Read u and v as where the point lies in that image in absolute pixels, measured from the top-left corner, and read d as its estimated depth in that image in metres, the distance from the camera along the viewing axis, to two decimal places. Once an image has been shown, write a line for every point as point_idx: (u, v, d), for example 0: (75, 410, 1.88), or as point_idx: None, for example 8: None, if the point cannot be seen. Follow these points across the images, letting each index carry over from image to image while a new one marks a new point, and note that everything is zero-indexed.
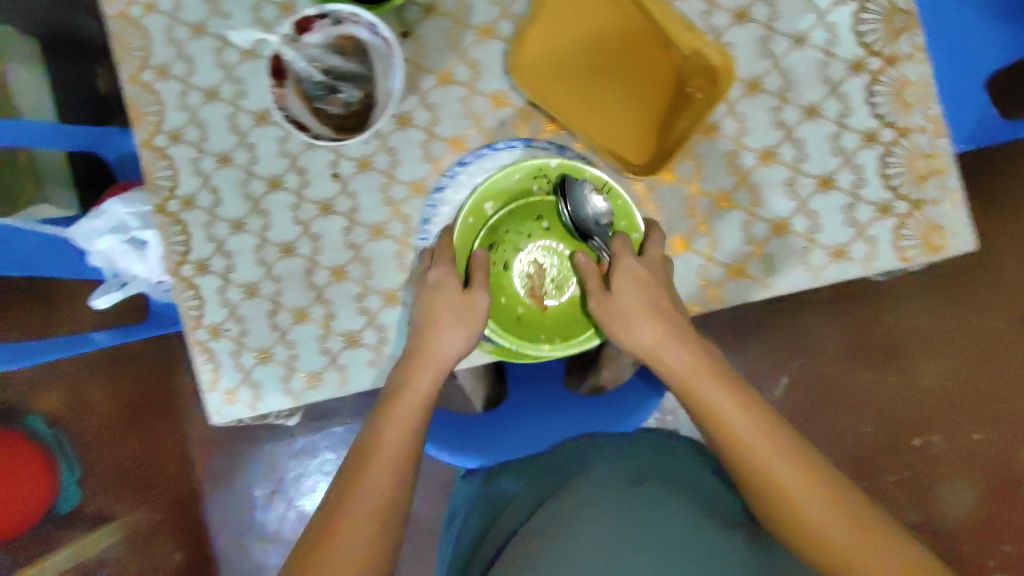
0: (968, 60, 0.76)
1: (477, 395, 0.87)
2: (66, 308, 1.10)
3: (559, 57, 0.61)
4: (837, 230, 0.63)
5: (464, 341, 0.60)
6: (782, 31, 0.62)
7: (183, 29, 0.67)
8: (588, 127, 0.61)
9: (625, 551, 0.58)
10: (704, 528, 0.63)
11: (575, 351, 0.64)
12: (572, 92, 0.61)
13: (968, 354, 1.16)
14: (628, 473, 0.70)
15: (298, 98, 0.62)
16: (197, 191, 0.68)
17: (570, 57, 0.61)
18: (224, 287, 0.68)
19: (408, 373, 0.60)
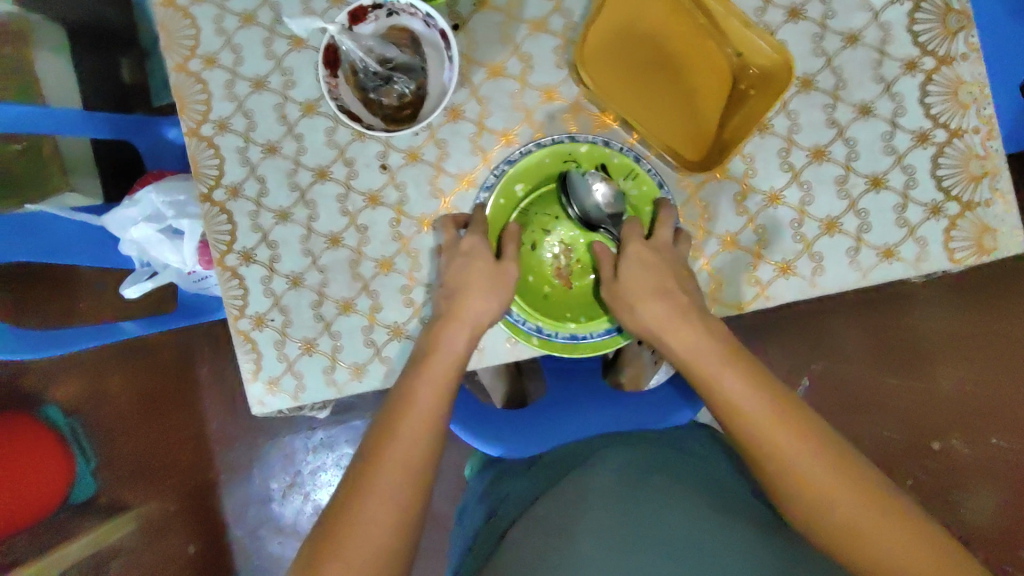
0: (1012, 63, 0.77)
1: (497, 392, 0.89)
2: (85, 299, 1.18)
3: (617, 49, 0.61)
4: (888, 229, 0.63)
5: (498, 304, 0.60)
6: (835, 29, 0.62)
7: (231, 18, 0.67)
8: (644, 121, 0.61)
9: (639, 547, 0.58)
10: (723, 520, 0.62)
11: (603, 328, 0.63)
12: (629, 85, 0.62)
13: (992, 361, 1.16)
14: (640, 466, 0.70)
15: (350, 89, 0.62)
16: (243, 180, 0.68)
17: (628, 51, 0.61)
18: (269, 277, 0.68)
19: (441, 333, 0.59)
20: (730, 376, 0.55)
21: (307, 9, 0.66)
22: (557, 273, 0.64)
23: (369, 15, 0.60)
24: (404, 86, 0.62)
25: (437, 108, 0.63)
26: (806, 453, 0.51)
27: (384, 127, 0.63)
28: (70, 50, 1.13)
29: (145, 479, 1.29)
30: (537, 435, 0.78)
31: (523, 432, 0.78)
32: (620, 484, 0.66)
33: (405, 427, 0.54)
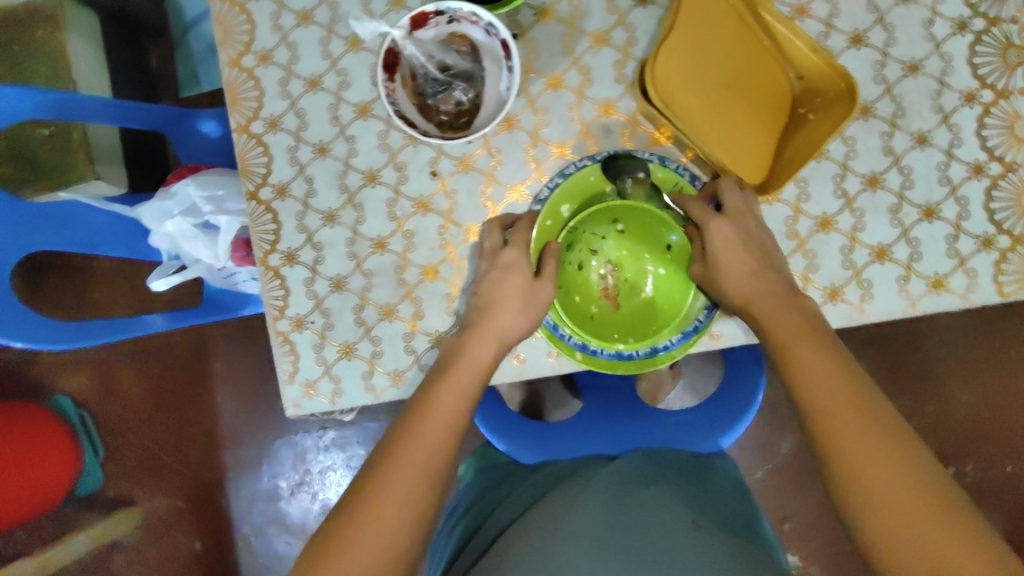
0: None
1: (513, 397, 0.86)
2: (100, 290, 1.15)
3: (688, 61, 0.61)
4: (939, 259, 0.63)
5: (528, 325, 0.60)
6: (896, 58, 0.63)
7: (290, 17, 0.68)
8: (709, 137, 0.61)
9: (619, 549, 0.56)
10: (711, 531, 0.59)
11: (649, 348, 0.61)
12: (696, 98, 0.61)
13: (1005, 388, 1.16)
14: (640, 479, 0.68)
15: (406, 94, 0.62)
16: (292, 179, 0.68)
17: (696, 65, 0.61)
18: (313, 279, 0.68)
19: (482, 352, 0.58)
20: (787, 358, 0.54)
21: (368, 11, 0.67)
22: (603, 293, 0.63)
23: (430, 21, 0.60)
24: (463, 93, 0.62)
25: (495, 117, 0.62)
26: (855, 432, 0.48)
27: (440, 133, 0.62)
28: (103, 37, 1.12)
29: (151, 477, 1.26)
30: (556, 441, 0.79)
31: (545, 437, 0.79)
32: (616, 495, 0.65)
33: (448, 427, 0.54)
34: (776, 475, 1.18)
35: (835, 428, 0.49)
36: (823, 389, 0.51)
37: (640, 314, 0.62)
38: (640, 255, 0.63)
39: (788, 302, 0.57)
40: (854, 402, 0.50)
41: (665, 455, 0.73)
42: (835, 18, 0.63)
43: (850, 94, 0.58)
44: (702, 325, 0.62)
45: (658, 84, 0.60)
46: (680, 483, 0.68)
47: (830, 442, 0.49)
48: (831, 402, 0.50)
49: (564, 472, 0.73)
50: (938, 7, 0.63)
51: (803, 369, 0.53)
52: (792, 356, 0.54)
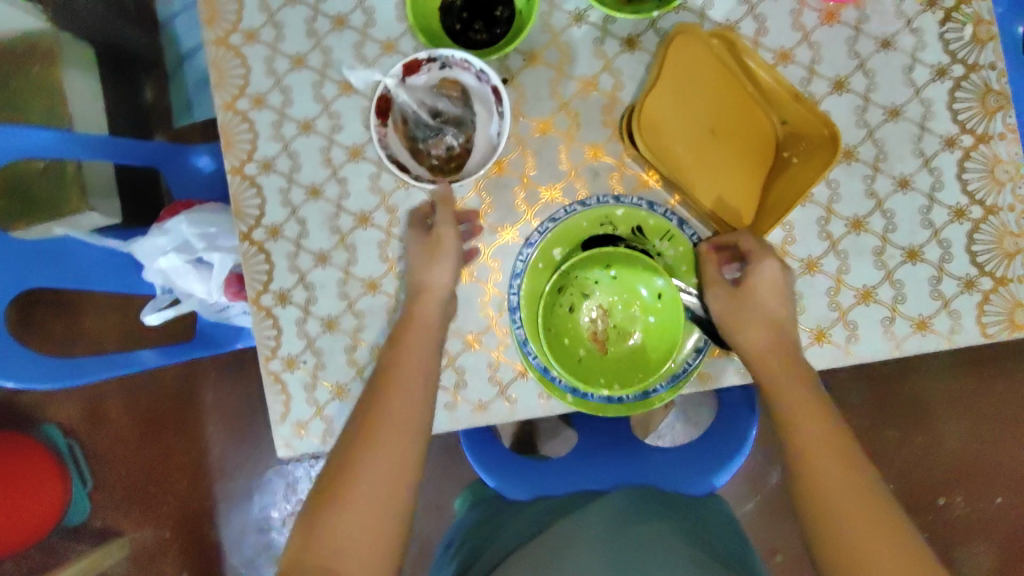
0: None
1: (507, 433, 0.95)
2: (90, 319, 1.15)
3: (673, 110, 0.63)
4: (923, 301, 0.64)
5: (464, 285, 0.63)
6: (878, 103, 0.65)
7: (283, 61, 0.69)
8: (695, 185, 0.63)
9: None
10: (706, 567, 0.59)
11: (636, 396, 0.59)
12: (682, 147, 0.63)
13: (992, 419, 1.16)
14: (635, 514, 0.68)
15: (399, 138, 0.63)
16: (285, 221, 0.69)
17: (682, 114, 0.63)
18: (304, 319, 0.68)
19: None
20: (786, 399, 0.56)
21: (360, 57, 0.68)
22: (592, 337, 0.61)
23: (422, 68, 0.61)
24: (453, 137, 0.63)
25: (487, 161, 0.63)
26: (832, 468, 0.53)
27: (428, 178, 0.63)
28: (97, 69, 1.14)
29: (138, 507, 1.25)
30: (550, 475, 0.78)
31: (539, 474, 0.78)
32: (610, 530, 0.65)
33: None
34: (766, 506, 1.18)
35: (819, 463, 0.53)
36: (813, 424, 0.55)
37: (630, 362, 0.61)
38: (630, 302, 0.61)
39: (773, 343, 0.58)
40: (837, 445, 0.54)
41: (658, 493, 0.73)
42: (817, 64, 0.65)
43: (832, 142, 0.60)
44: (690, 369, 0.62)
45: (646, 136, 0.62)
46: (673, 518, 0.68)
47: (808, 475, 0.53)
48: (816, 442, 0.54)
49: (558, 509, 0.73)
50: (918, 54, 0.65)
51: (789, 405, 0.56)
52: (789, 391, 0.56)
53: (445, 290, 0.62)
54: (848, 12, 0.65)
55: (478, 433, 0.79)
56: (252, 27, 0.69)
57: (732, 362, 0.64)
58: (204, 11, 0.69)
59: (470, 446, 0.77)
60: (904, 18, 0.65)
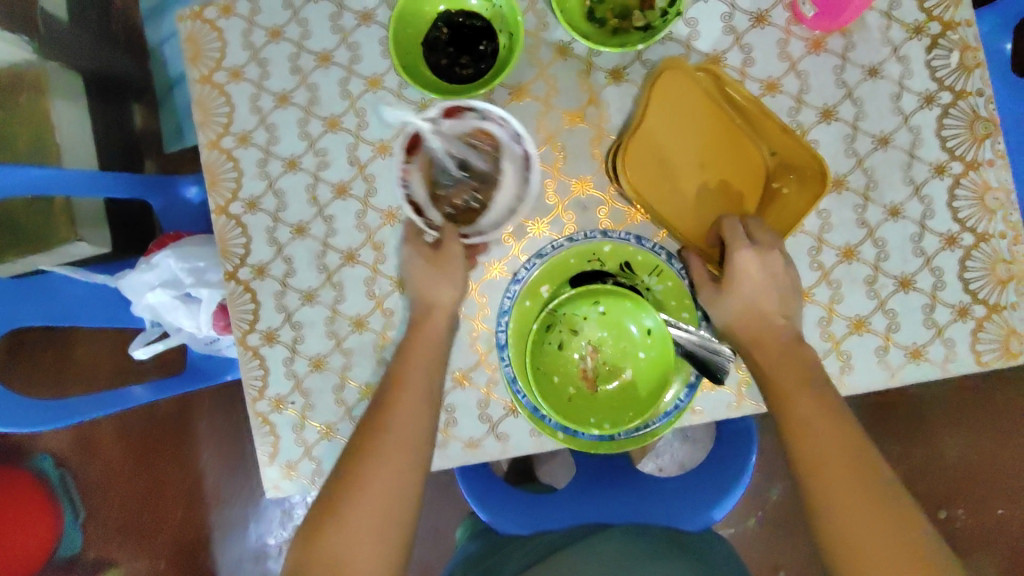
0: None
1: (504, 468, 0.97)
2: (82, 346, 1.14)
3: (661, 150, 0.62)
4: (916, 330, 0.63)
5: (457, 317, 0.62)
6: (867, 131, 0.64)
7: (268, 98, 0.68)
8: (687, 222, 0.63)
9: None
10: None
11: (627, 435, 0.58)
12: (673, 186, 0.63)
13: (993, 431, 1.15)
14: (634, 553, 0.67)
15: (421, 177, 0.61)
16: (271, 260, 0.68)
17: (670, 153, 0.62)
18: (292, 359, 0.68)
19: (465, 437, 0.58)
20: (792, 393, 0.55)
21: (344, 93, 0.68)
22: (582, 374, 0.60)
23: (462, 114, 0.59)
24: (473, 194, 0.62)
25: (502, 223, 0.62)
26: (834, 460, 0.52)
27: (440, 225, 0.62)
28: (85, 96, 1.13)
29: (134, 537, 1.24)
30: (547, 509, 0.77)
31: (534, 508, 0.77)
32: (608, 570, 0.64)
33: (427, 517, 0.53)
34: (767, 524, 1.17)
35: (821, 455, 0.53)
36: (819, 419, 0.54)
37: (621, 399, 0.60)
38: (620, 338, 0.60)
39: (764, 378, 0.58)
40: (843, 439, 0.53)
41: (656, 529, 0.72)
42: (804, 93, 0.65)
43: (821, 171, 0.60)
44: (682, 406, 0.60)
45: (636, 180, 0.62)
46: (672, 556, 0.67)
47: (809, 466, 0.53)
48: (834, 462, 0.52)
49: (555, 545, 0.72)
50: (905, 82, 0.65)
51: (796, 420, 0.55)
52: (794, 391, 0.55)
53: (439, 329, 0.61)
54: (834, 40, 0.65)
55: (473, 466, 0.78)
56: (235, 65, 0.69)
57: (724, 395, 0.63)
58: (188, 51, 0.69)
59: (466, 480, 0.76)
60: (891, 46, 0.65)
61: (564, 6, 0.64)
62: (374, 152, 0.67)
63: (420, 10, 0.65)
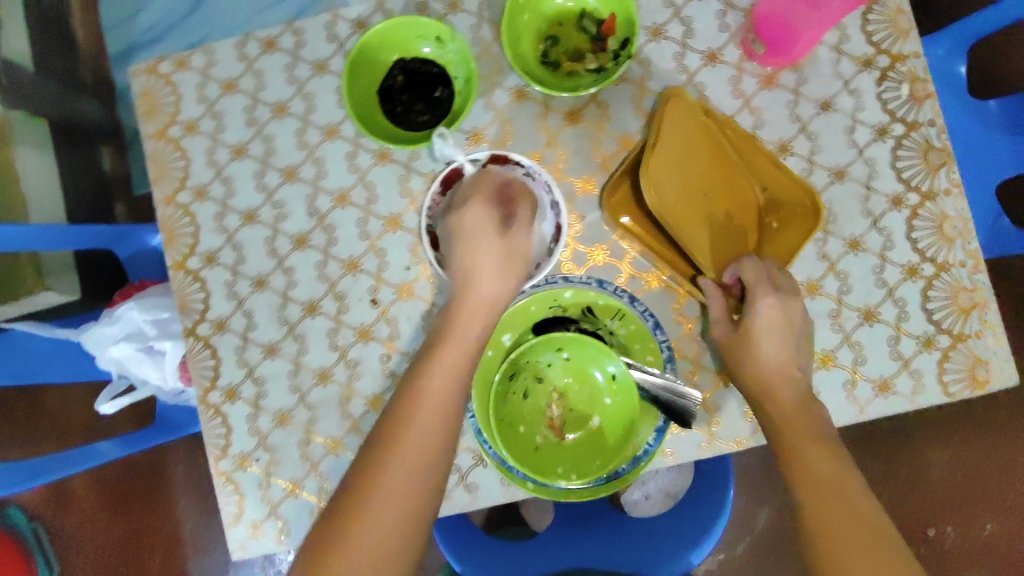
0: (983, 166, 0.85)
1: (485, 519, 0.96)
2: (54, 397, 1.10)
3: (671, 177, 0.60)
4: (882, 362, 0.63)
5: None
6: (824, 165, 0.65)
7: (224, 151, 0.68)
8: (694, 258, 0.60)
9: None
10: None
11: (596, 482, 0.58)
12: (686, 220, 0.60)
13: (985, 451, 1.10)
14: None
15: (449, 212, 0.63)
16: (230, 314, 0.67)
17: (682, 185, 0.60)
18: (255, 415, 0.66)
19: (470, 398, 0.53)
20: (809, 443, 0.54)
21: (300, 143, 0.67)
22: (548, 423, 0.60)
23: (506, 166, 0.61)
24: None
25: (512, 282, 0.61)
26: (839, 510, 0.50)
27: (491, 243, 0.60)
28: (50, 143, 1.08)
29: None
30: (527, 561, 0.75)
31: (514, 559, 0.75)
32: None
33: None
34: (755, 549, 1.12)
35: (827, 505, 0.50)
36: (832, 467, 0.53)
37: (587, 447, 0.59)
38: (587, 384, 0.60)
39: None
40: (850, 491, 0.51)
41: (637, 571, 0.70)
42: (760, 129, 0.65)
43: (813, 209, 0.61)
44: (651, 451, 0.59)
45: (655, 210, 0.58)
46: None
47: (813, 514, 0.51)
48: (838, 516, 0.50)
49: None
50: (859, 115, 0.65)
51: (804, 466, 0.53)
52: (806, 441, 0.54)
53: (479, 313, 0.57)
54: (786, 76, 0.65)
55: (447, 520, 0.77)
56: (190, 119, 0.68)
57: (694, 436, 0.63)
58: (142, 106, 0.68)
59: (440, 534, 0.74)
60: (842, 79, 0.65)
61: (519, 50, 0.64)
62: (333, 202, 0.67)
63: (374, 59, 0.64)
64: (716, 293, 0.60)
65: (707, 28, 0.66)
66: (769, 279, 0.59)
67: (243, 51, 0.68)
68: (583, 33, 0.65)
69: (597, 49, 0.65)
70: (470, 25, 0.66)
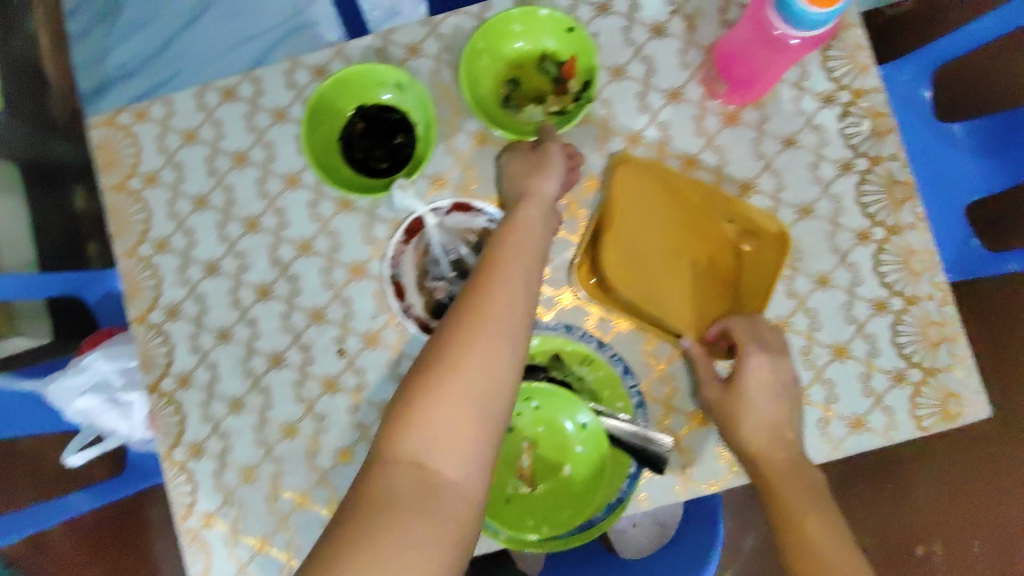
0: (952, 188, 0.85)
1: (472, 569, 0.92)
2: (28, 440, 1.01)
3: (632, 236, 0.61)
4: (855, 399, 0.63)
5: None
6: (789, 202, 0.65)
7: (185, 202, 0.67)
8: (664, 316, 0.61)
9: None
10: None
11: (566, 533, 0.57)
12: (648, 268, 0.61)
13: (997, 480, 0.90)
14: None
15: (413, 259, 0.63)
16: (194, 368, 0.66)
17: (641, 234, 0.62)
18: (221, 470, 0.65)
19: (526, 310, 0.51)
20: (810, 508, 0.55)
21: (262, 192, 0.66)
22: (519, 473, 0.59)
23: (470, 212, 0.62)
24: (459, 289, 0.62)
25: None
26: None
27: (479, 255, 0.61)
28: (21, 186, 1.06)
29: None
30: None
31: None
32: None
33: None
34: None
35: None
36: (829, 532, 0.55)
37: (559, 496, 0.58)
38: (558, 431, 0.59)
39: None
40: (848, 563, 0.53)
41: None
42: (725, 167, 0.65)
43: (778, 241, 0.61)
44: (626, 498, 0.59)
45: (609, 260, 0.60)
46: None
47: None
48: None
49: None
50: (822, 151, 0.65)
51: (802, 530, 0.55)
52: (807, 504, 0.55)
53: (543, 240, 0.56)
54: (749, 114, 0.65)
55: None
56: (150, 170, 0.67)
57: (669, 479, 0.62)
58: (100, 158, 0.67)
59: None
60: (804, 116, 0.65)
61: (480, 97, 0.64)
62: (296, 251, 0.66)
63: (333, 107, 0.64)
64: (701, 354, 0.60)
65: (669, 68, 0.66)
66: (757, 334, 0.59)
67: (202, 101, 0.67)
68: (543, 74, 0.65)
69: (558, 91, 0.65)
70: (430, 69, 0.66)
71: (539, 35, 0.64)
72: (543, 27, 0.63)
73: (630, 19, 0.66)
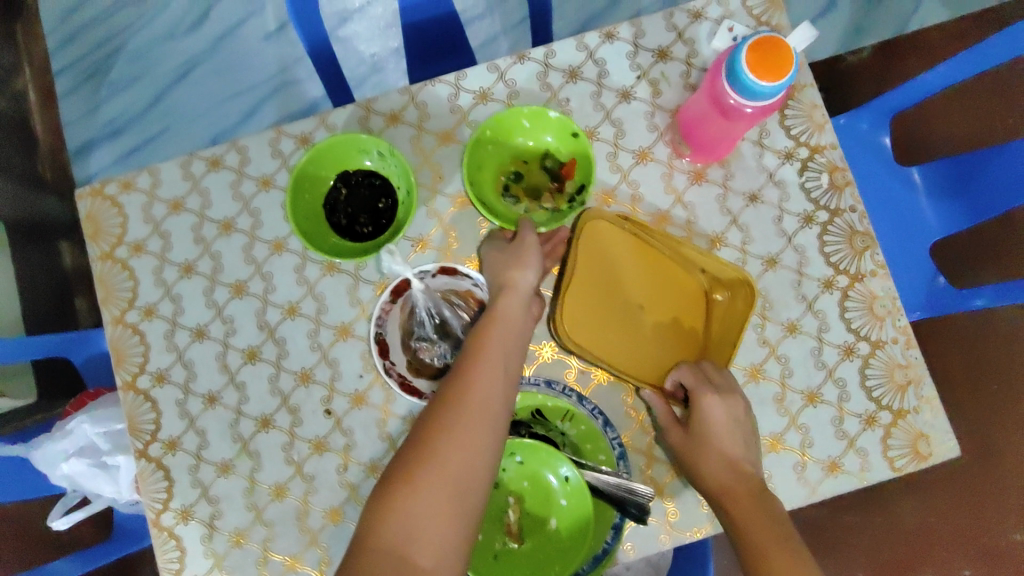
0: (915, 232, 0.88)
1: None
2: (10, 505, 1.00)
3: (603, 291, 0.66)
4: (828, 443, 0.65)
5: None
6: (756, 254, 0.68)
7: (172, 270, 0.68)
8: (637, 367, 0.65)
9: None
10: None
11: None
12: (616, 334, 0.65)
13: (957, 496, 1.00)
14: None
15: (397, 320, 0.65)
16: (183, 433, 0.66)
17: (612, 295, 0.66)
18: (211, 536, 0.65)
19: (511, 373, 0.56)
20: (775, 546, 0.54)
21: (248, 258, 0.68)
22: (506, 528, 0.60)
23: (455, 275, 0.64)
24: (446, 353, 0.64)
25: None
26: None
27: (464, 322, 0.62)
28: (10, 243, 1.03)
29: None
30: None
31: None
32: None
33: None
34: None
35: None
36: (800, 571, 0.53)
37: (545, 550, 0.59)
38: (543, 485, 0.60)
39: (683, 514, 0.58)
40: None
41: None
42: (694, 223, 0.68)
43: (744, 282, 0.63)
44: (610, 550, 0.60)
45: (579, 333, 0.65)
46: None
47: None
48: None
49: None
50: (785, 205, 0.68)
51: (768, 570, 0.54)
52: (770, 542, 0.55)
53: (524, 321, 0.60)
54: (714, 171, 0.69)
55: None
56: (137, 239, 0.69)
57: (653, 528, 0.63)
58: (88, 229, 0.69)
59: None
60: (766, 172, 0.69)
61: (476, 177, 0.67)
62: (282, 315, 0.67)
63: (317, 175, 0.66)
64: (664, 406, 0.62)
65: (637, 130, 0.69)
66: (707, 379, 0.61)
67: (189, 171, 0.69)
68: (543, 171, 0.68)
69: (554, 188, 0.67)
70: (410, 137, 0.69)
71: (540, 132, 0.66)
72: (544, 127, 0.66)
73: (599, 85, 0.69)
